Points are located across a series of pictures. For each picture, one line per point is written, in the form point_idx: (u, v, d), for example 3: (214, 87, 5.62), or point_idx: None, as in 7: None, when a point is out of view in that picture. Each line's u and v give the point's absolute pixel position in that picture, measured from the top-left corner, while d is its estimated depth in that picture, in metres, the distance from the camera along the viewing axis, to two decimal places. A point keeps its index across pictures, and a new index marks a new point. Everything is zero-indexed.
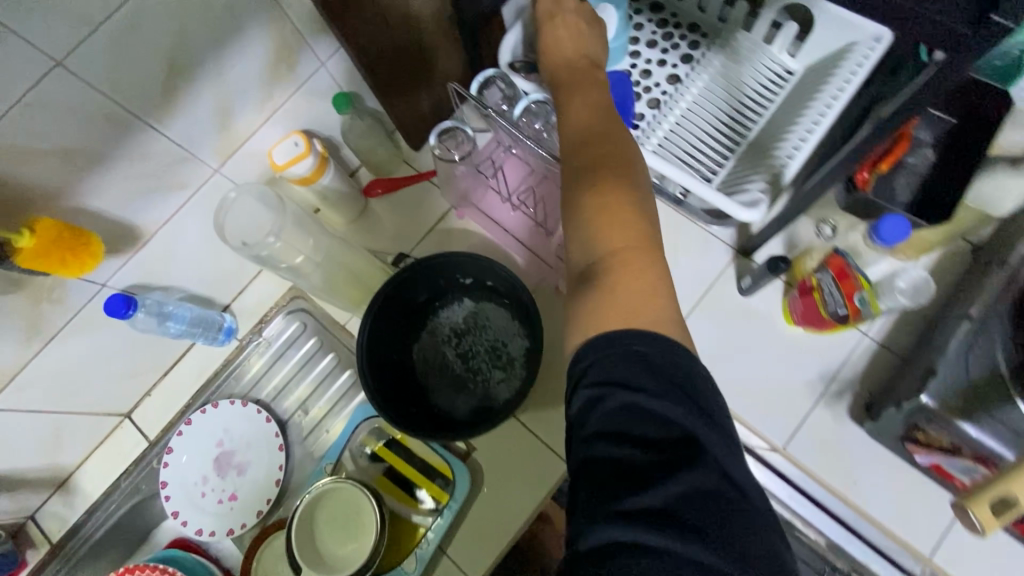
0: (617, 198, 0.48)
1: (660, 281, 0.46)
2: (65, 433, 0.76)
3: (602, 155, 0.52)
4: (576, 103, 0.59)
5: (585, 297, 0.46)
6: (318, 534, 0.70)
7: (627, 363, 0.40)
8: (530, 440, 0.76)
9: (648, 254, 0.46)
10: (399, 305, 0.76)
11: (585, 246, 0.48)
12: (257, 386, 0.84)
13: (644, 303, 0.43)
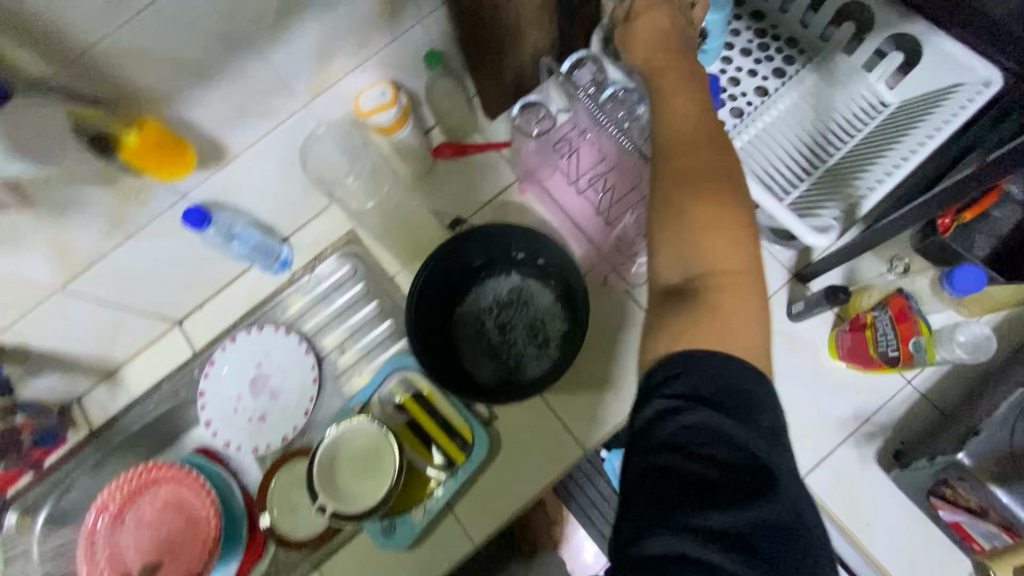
0: (715, 215, 0.46)
1: (753, 307, 0.45)
2: (122, 327, 0.81)
3: (696, 162, 0.48)
4: (678, 93, 0.52)
5: (673, 317, 0.45)
6: (336, 472, 0.72)
7: (701, 383, 0.41)
8: (552, 420, 0.77)
9: (745, 281, 0.45)
10: (451, 267, 0.78)
11: (677, 258, 0.47)
12: (299, 319, 0.87)
13: (746, 331, 0.44)
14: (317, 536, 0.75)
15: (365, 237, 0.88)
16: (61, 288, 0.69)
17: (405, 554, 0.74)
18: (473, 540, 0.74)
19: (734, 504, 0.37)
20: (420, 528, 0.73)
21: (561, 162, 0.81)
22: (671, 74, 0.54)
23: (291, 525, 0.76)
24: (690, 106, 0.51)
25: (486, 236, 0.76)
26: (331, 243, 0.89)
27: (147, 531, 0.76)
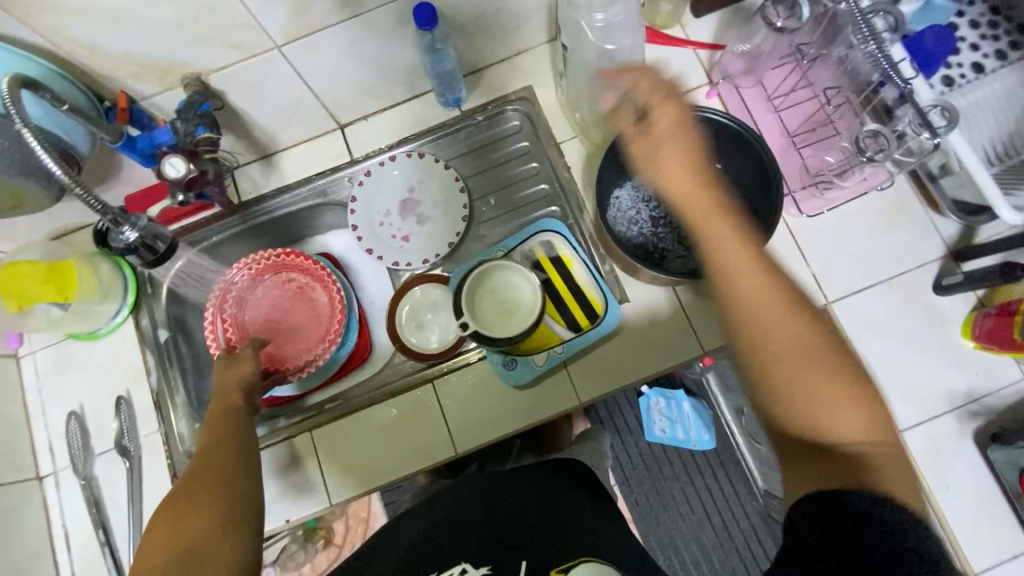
0: (824, 386, 0.46)
1: (886, 440, 0.45)
2: (298, 112, 0.83)
3: (779, 367, 0.47)
4: (736, 274, 0.49)
5: (829, 460, 0.44)
6: (479, 299, 0.77)
7: (827, 515, 0.42)
8: (681, 317, 0.80)
9: (887, 439, 0.45)
10: (630, 145, 0.78)
11: (794, 402, 0.46)
12: (458, 158, 0.89)
13: (866, 439, 0.44)
14: (441, 353, 0.81)
15: (540, 97, 0.89)
16: (279, 46, 0.70)
17: (517, 392, 0.79)
18: (581, 400, 0.78)
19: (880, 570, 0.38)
20: (539, 372, 0.78)
21: (760, 79, 0.83)
22: (700, 201, 0.51)
23: (417, 338, 0.83)
24: (741, 251, 0.49)
25: None
26: (504, 96, 0.89)
27: (274, 308, 0.87)
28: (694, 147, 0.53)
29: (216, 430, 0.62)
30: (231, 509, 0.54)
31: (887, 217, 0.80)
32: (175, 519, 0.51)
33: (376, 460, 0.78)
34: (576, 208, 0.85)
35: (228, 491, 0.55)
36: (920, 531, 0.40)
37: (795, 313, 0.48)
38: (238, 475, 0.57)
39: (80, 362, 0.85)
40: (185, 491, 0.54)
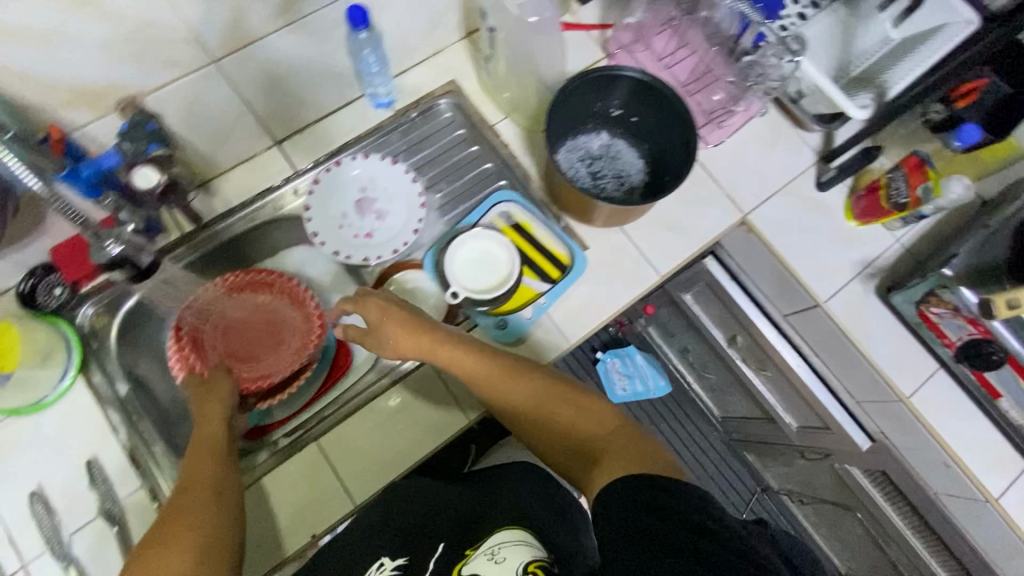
0: (577, 413, 0.68)
1: (628, 438, 0.64)
2: (234, 131, 0.82)
3: (538, 402, 0.69)
4: (477, 373, 0.70)
5: (591, 470, 0.63)
6: (459, 270, 0.83)
7: (632, 490, 0.54)
8: (634, 252, 0.89)
9: (625, 434, 0.65)
10: (560, 109, 0.87)
11: (556, 446, 0.68)
12: (402, 155, 0.94)
13: (597, 429, 0.66)
14: None
15: (464, 88, 0.96)
16: (215, 61, 0.70)
17: (510, 349, 0.83)
18: (569, 342, 0.84)
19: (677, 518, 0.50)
20: (530, 324, 0.83)
21: (648, 45, 0.98)
22: (445, 348, 0.72)
23: None
24: (495, 370, 0.71)
25: (593, 86, 0.87)
26: (432, 91, 0.95)
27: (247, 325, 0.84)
28: (416, 317, 0.73)
29: (203, 471, 0.64)
30: (188, 572, 0.55)
31: (770, 139, 0.98)
32: (147, 575, 0.53)
33: (393, 450, 0.79)
34: (522, 177, 0.93)
35: (189, 551, 0.56)
36: (690, 496, 0.52)
37: (538, 383, 0.70)
38: (207, 520, 0.59)
39: (27, 442, 0.75)
40: (163, 541, 0.56)
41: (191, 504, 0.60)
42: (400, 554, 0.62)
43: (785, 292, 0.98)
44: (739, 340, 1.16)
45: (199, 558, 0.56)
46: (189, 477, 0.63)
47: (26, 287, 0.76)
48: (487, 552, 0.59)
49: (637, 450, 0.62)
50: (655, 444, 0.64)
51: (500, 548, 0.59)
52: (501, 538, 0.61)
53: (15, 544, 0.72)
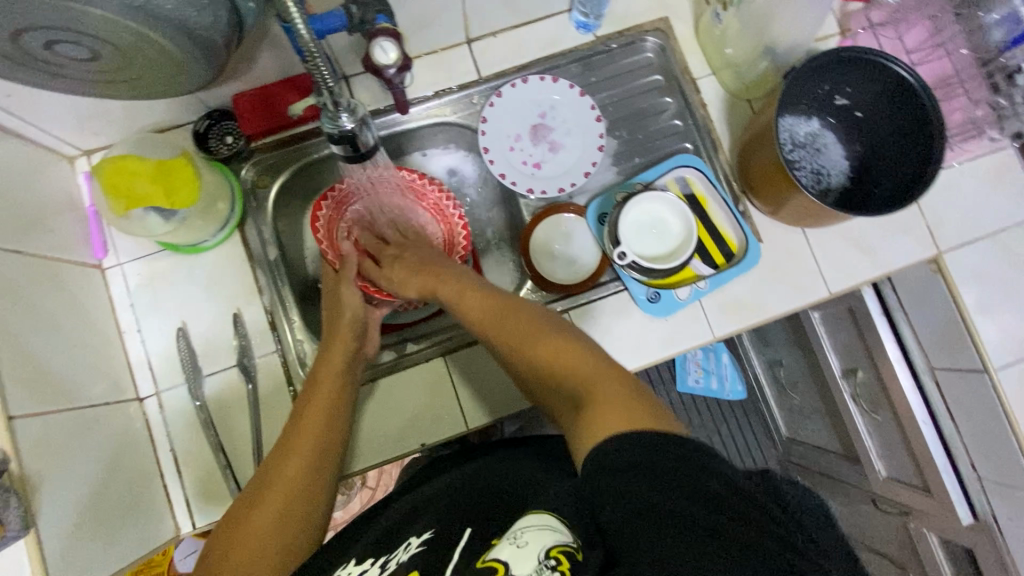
0: (569, 352, 0.54)
1: (627, 386, 0.50)
2: (438, 18, 0.76)
3: (518, 326, 0.57)
4: (465, 294, 0.63)
5: (577, 421, 0.50)
6: (628, 230, 0.78)
7: (628, 450, 0.43)
8: (809, 259, 0.82)
9: (616, 379, 0.50)
10: (790, 82, 0.76)
11: (554, 388, 0.54)
12: (588, 87, 0.86)
13: (588, 368, 0.52)
14: (578, 285, 0.80)
15: (674, 30, 0.86)
16: None
17: (656, 326, 0.79)
18: (714, 334, 0.79)
19: (675, 470, 0.41)
20: (683, 305, 0.78)
21: (899, 29, 0.86)
22: (444, 283, 0.66)
23: (550, 269, 0.82)
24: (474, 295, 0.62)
25: (833, 65, 0.76)
26: (641, 25, 0.86)
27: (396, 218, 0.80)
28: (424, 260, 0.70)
29: (321, 404, 0.64)
30: (274, 521, 0.56)
31: (996, 178, 0.85)
32: (242, 530, 0.56)
33: (516, 388, 0.78)
34: (711, 145, 0.85)
35: (286, 494, 0.58)
36: (679, 443, 0.43)
37: (534, 319, 0.58)
38: (296, 470, 0.60)
39: (178, 277, 0.78)
40: (267, 484, 0.59)
41: (298, 443, 0.62)
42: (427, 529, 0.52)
43: (945, 345, 0.89)
44: (858, 375, 1.07)
45: (286, 507, 0.58)
46: (298, 415, 0.64)
47: (203, 129, 0.78)
48: (510, 536, 0.44)
49: (635, 397, 0.48)
50: (652, 396, 0.49)
51: (524, 531, 0.43)
52: (529, 521, 0.44)
53: (153, 367, 0.76)
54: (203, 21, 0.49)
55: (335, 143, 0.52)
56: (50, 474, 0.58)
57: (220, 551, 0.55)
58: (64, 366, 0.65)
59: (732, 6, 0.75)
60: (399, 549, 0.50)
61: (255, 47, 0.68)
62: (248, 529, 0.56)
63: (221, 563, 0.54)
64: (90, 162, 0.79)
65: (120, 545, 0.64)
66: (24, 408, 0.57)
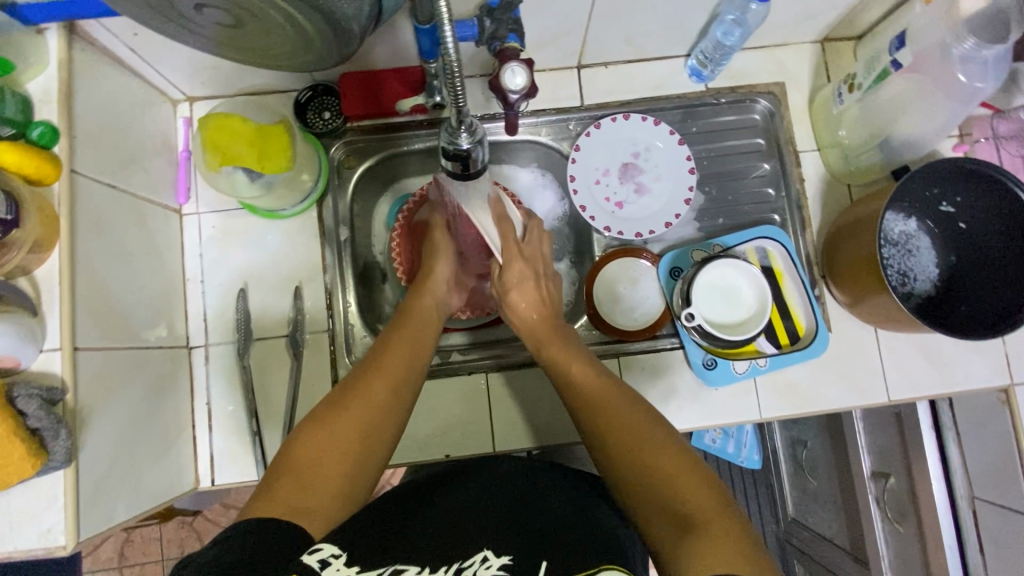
0: (675, 466, 0.52)
1: (735, 531, 0.46)
2: (558, 40, 0.75)
3: (627, 420, 0.57)
4: (576, 365, 0.64)
5: (675, 543, 0.47)
6: (699, 292, 0.76)
7: None
8: (873, 360, 0.80)
9: (718, 516, 0.48)
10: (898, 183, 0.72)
11: (644, 494, 0.52)
12: (688, 136, 0.84)
13: (696, 493, 0.50)
14: (634, 333, 0.79)
15: (788, 98, 0.84)
16: None
17: (705, 393, 0.78)
18: (761, 414, 0.78)
19: None
20: (738, 379, 0.77)
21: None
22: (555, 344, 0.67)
23: (609, 311, 0.81)
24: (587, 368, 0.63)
25: (947, 172, 0.73)
26: (755, 85, 0.84)
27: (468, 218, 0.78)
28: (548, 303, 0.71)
29: (408, 337, 0.64)
30: (353, 448, 0.54)
31: None
32: (319, 440, 0.54)
33: (552, 420, 0.77)
34: (799, 222, 0.82)
35: (366, 423, 0.56)
36: None
37: (633, 407, 0.58)
38: (375, 404, 0.57)
39: (250, 238, 0.79)
40: (349, 402, 0.57)
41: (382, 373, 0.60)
42: (506, 551, 0.47)
43: (997, 479, 0.83)
44: (889, 482, 0.98)
45: (364, 437, 0.56)
46: (383, 348, 0.63)
47: (304, 99, 0.79)
48: None
49: (742, 542, 0.46)
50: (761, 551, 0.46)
51: None
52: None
53: (207, 319, 0.77)
54: (346, 10, 0.49)
55: (447, 158, 0.52)
56: (98, 411, 0.59)
57: (297, 451, 0.53)
58: (130, 305, 0.66)
59: (858, 90, 0.74)
60: (475, 562, 0.45)
61: (378, 35, 0.69)
62: (322, 443, 0.54)
63: (296, 465, 0.52)
64: (192, 108, 0.80)
65: (144, 489, 0.65)
66: (87, 340, 0.58)
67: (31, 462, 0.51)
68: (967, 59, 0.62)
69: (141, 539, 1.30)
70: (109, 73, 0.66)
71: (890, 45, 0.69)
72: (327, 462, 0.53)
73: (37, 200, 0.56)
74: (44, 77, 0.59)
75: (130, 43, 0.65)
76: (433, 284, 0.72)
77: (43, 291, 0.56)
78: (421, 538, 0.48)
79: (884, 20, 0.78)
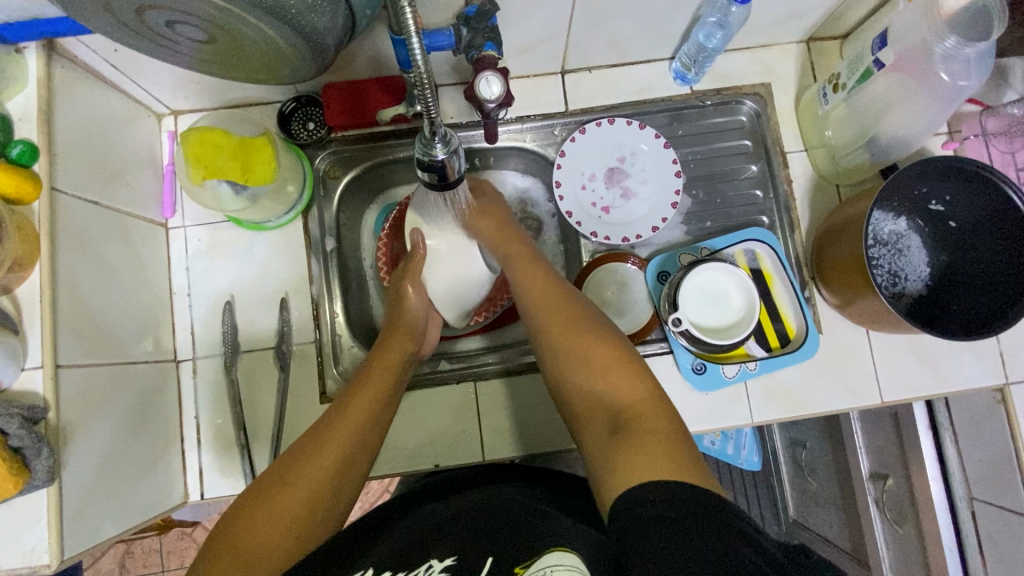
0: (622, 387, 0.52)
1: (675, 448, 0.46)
2: (540, 46, 0.75)
3: (573, 338, 0.56)
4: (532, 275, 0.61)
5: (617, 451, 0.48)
6: (687, 297, 0.76)
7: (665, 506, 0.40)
8: (865, 362, 0.79)
9: (657, 433, 0.48)
10: (887, 186, 0.71)
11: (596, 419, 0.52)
12: (674, 140, 0.84)
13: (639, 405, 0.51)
14: (623, 339, 0.78)
15: (775, 99, 0.83)
16: None
17: (695, 398, 0.77)
18: (753, 419, 0.77)
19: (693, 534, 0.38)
20: (727, 383, 0.77)
21: (1016, 143, 0.78)
22: (515, 245, 0.63)
23: None
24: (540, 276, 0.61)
25: (936, 171, 0.72)
26: (741, 86, 0.83)
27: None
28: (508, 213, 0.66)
29: (365, 401, 0.62)
30: (297, 524, 0.53)
31: None
32: (263, 509, 0.52)
33: (542, 427, 0.77)
34: (788, 223, 0.82)
35: (313, 497, 0.55)
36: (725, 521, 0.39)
37: (588, 326, 0.57)
38: (332, 455, 0.57)
39: (237, 250, 0.79)
40: (294, 479, 0.55)
41: (331, 446, 0.58)
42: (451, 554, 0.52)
43: (995, 480, 0.82)
44: (887, 483, 0.97)
45: (310, 511, 0.54)
46: (335, 414, 0.61)
47: (289, 110, 0.79)
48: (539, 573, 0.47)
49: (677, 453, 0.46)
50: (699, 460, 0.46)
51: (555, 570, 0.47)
52: (555, 559, 0.48)
53: (194, 332, 0.77)
54: (318, 23, 0.49)
55: (423, 170, 0.52)
56: (82, 427, 0.58)
57: (234, 528, 0.52)
58: (115, 321, 0.66)
59: (843, 90, 0.74)
60: (419, 571, 0.51)
61: (359, 46, 0.69)
62: (262, 519, 0.52)
63: (233, 547, 0.50)
64: (177, 122, 0.81)
65: (131, 506, 0.65)
66: (70, 358, 0.58)
67: (12, 482, 0.50)
68: (950, 58, 0.62)
69: (141, 550, 1.30)
70: (91, 89, 0.66)
71: (871, 45, 0.69)
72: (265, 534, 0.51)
73: (17, 219, 0.56)
74: (24, 95, 0.59)
75: (111, 59, 0.65)
76: (401, 320, 0.70)
77: (24, 310, 0.56)
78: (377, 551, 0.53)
79: (869, 18, 0.78)
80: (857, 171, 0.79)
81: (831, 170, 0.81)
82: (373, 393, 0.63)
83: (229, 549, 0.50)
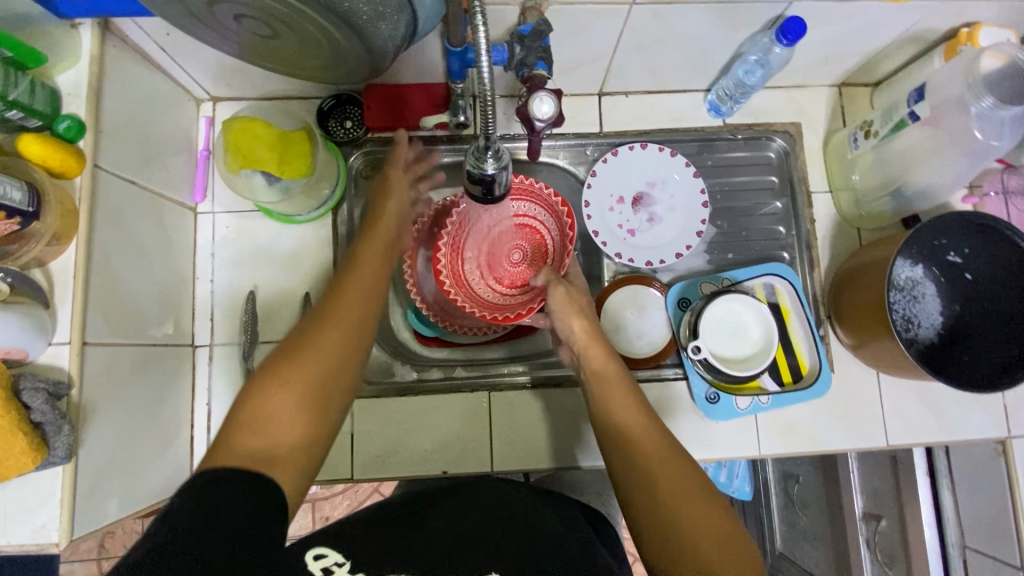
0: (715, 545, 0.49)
1: None
2: (583, 67, 0.76)
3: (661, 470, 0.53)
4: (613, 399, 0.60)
5: None
6: (706, 325, 0.77)
7: None
8: (873, 405, 0.80)
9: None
10: (910, 235, 0.73)
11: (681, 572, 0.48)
12: (703, 169, 0.85)
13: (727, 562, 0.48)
14: (639, 361, 0.79)
15: (803, 138, 0.85)
16: (636, 4, 0.63)
17: (706, 426, 0.78)
18: (761, 451, 0.78)
19: None
20: (739, 415, 0.77)
21: None
22: (598, 352, 0.64)
23: (614, 337, 0.81)
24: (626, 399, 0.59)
25: (959, 224, 0.74)
26: (772, 124, 0.85)
27: (507, 240, 0.79)
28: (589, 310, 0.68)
29: (369, 271, 0.56)
30: (325, 370, 0.49)
31: None
32: (272, 391, 0.47)
33: (552, 441, 0.77)
34: (809, 261, 0.83)
35: (341, 351, 0.51)
36: None
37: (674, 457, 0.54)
38: (343, 327, 0.51)
39: (265, 241, 0.80)
40: (316, 325, 0.51)
41: (348, 303, 0.53)
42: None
43: (992, 532, 0.83)
44: (880, 525, 0.98)
45: (323, 376, 0.49)
46: (349, 267, 0.57)
47: (328, 107, 0.80)
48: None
49: None
50: None
51: None
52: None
53: (214, 318, 0.77)
54: (383, 30, 0.50)
55: (471, 181, 0.52)
56: (99, 407, 0.58)
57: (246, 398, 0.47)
58: (140, 301, 0.66)
59: (875, 138, 0.75)
60: None
61: (408, 52, 0.70)
62: (273, 398, 0.47)
63: (250, 415, 0.46)
64: (214, 109, 0.81)
65: (138, 489, 0.64)
66: (96, 335, 0.58)
67: (30, 457, 0.50)
68: (984, 117, 0.64)
69: (122, 532, 1.28)
70: (138, 69, 0.66)
71: (907, 97, 0.70)
72: (280, 412, 0.47)
73: (58, 193, 0.56)
74: (75, 70, 0.59)
75: (162, 42, 0.66)
76: (386, 216, 0.64)
77: (57, 285, 0.56)
78: (407, 555, 0.47)
79: (903, 69, 0.80)
80: (879, 217, 0.80)
81: (852, 213, 0.83)
82: (375, 266, 0.57)
83: (274, 381, 0.48)
